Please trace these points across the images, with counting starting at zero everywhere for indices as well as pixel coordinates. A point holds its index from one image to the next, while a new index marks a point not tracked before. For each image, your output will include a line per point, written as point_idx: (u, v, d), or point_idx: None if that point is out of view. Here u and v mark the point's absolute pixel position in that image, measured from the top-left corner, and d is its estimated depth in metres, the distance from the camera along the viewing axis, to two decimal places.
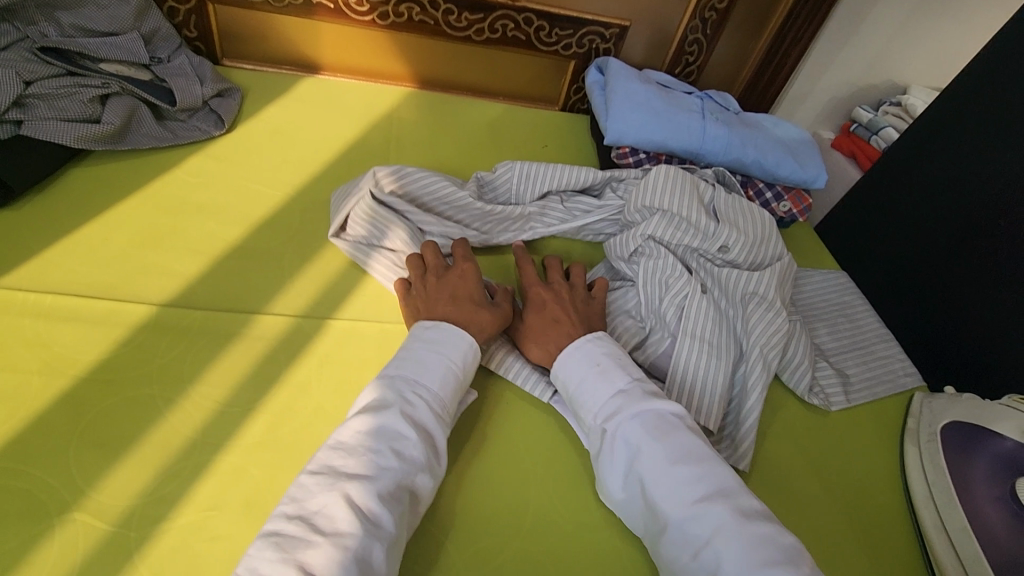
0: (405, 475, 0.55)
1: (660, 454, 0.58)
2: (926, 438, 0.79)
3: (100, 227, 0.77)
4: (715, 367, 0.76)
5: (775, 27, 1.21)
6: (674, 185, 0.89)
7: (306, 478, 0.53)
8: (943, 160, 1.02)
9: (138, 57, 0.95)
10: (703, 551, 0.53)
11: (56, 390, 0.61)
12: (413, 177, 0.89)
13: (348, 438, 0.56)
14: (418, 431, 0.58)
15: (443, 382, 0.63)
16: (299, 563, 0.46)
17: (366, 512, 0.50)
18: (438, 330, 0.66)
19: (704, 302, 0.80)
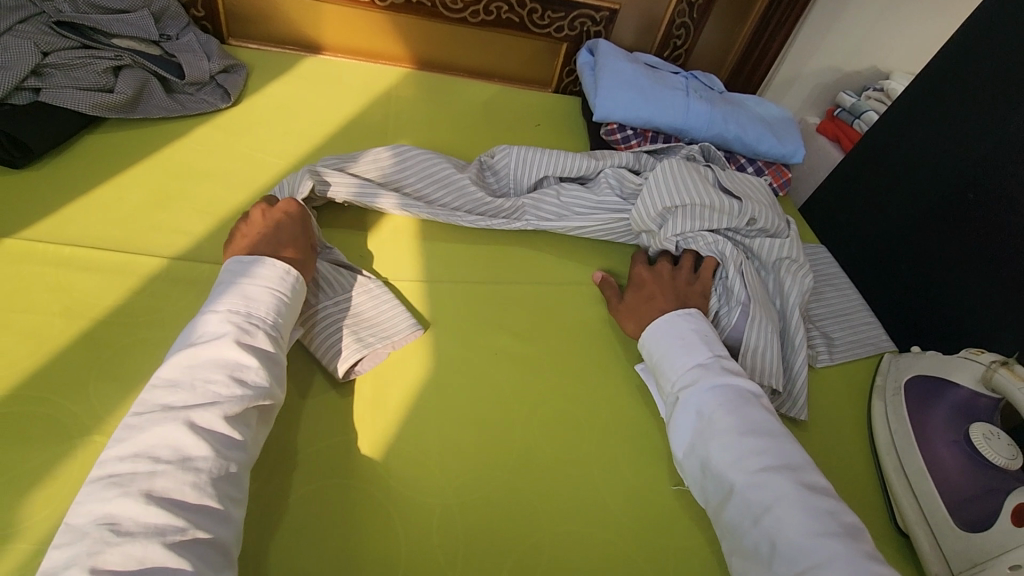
0: (252, 399, 0.58)
1: (728, 425, 0.65)
2: (891, 392, 0.84)
3: (113, 188, 0.81)
4: (772, 333, 0.80)
5: (759, 12, 1.26)
6: (680, 171, 0.92)
7: (134, 417, 0.54)
8: (919, 137, 1.06)
9: (148, 33, 1.00)
10: (763, 517, 0.58)
11: (76, 330, 0.65)
12: (414, 159, 0.95)
13: (174, 373, 0.57)
14: (257, 358, 0.61)
15: (274, 311, 0.66)
16: (148, 492, 0.48)
17: (212, 436, 0.54)
18: (265, 266, 0.69)
19: (746, 273, 0.85)
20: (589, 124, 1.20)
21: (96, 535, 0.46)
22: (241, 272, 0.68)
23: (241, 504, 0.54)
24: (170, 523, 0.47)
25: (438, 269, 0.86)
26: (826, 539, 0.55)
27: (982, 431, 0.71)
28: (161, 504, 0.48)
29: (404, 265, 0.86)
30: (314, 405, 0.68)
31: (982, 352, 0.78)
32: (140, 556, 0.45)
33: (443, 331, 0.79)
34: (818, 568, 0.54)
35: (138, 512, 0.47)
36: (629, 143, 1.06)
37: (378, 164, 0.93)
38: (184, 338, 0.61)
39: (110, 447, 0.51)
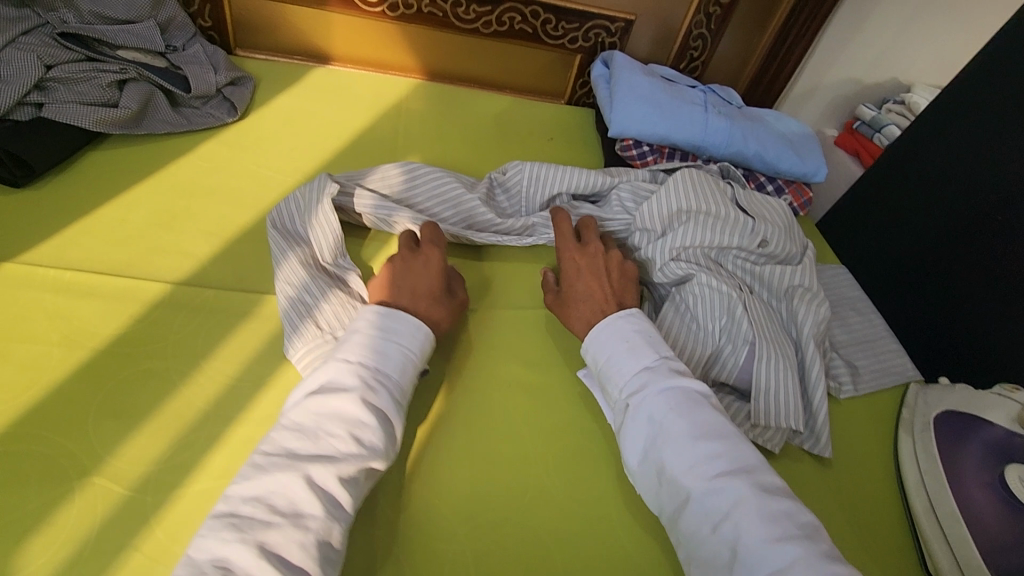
0: (364, 461, 0.56)
1: (682, 430, 0.62)
2: (920, 428, 0.81)
3: (116, 208, 0.79)
4: (784, 370, 0.77)
5: (778, 23, 1.23)
6: (699, 186, 0.89)
7: (261, 456, 0.54)
8: (944, 156, 1.03)
9: (154, 44, 0.97)
10: (722, 523, 0.55)
11: (75, 361, 0.63)
12: (425, 176, 0.93)
13: (304, 419, 0.57)
14: (380, 420, 0.59)
15: (400, 371, 0.64)
16: (259, 543, 0.48)
17: (326, 495, 0.53)
18: (398, 322, 0.67)
19: (751, 310, 0.80)
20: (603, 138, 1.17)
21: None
22: (374, 322, 0.66)
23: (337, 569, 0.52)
24: None
25: None
26: (787, 543, 0.53)
27: (1018, 473, 0.69)
28: (270, 559, 0.48)
29: None
30: None
31: (1017, 389, 0.77)
32: None
33: (454, 361, 0.76)
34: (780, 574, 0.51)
35: (246, 560, 0.47)
36: (645, 159, 1.03)
37: (387, 178, 0.91)
38: (311, 379, 0.62)
39: (235, 483, 0.52)
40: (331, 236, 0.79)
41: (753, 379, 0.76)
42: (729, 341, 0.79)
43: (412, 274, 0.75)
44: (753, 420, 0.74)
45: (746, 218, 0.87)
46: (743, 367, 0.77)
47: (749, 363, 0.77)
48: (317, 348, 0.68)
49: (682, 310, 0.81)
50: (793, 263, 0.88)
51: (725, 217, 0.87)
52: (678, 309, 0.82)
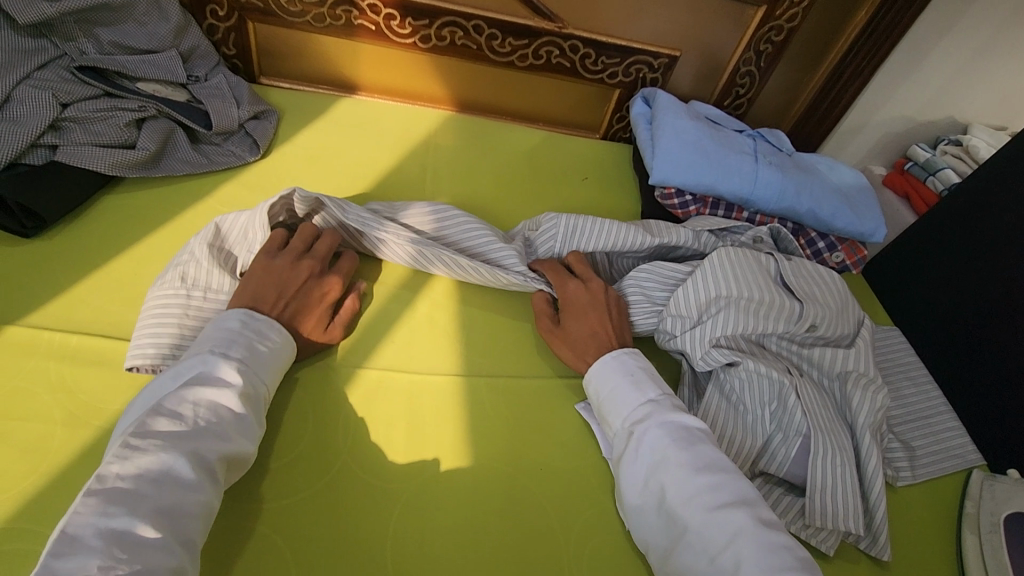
0: (241, 442, 0.56)
1: (681, 462, 0.62)
2: (986, 527, 0.75)
3: (129, 260, 0.74)
4: (843, 470, 0.71)
5: (833, 61, 1.16)
6: (737, 267, 0.81)
7: (131, 437, 0.51)
8: (1012, 216, 0.95)
9: (176, 76, 0.93)
10: (720, 556, 0.55)
11: (79, 441, 0.59)
12: (452, 217, 0.87)
13: (175, 403, 0.55)
14: (253, 413, 0.59)
15: (272, 369, 0.64)
16: (138, 523, 0.46)
17: (199, 481, 0.52)
18: (275, 331, 0.66)
19: (806, 397, 0.75)
20: (641, 180, 1.10)
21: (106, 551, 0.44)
22: (251, 321, 0.65)
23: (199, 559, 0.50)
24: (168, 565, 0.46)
25: (477, 358, 0.78)
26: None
27: None
28: (153, 538, 0.46)
29: (437, 352, 0.77)
30: (334, 530, 0.60)
31: None
32: None
33: (481, 439, 0.70)
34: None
35: (140, 529, 0.46)
36: (687, 209, 0.97)
37: (415, 223, 0.86)
38: (184, 364, 0.58)
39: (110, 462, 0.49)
40: (259, 220, 0.74)
41: (807, 477, 0.71)
42: (780, 430, 0.74)
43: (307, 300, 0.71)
44: (806, 520, 0.70)
45: (794, 300, 0.81)
46: (795, 461, 0.72)
47: (802, 457, 0.72)
48: (163, 301, 0.67)
49: (727, 396, 0.77)
50: (845, 344, 0.82)
51: (771, 302, 0.80)
52: (722, 394, 0.77)
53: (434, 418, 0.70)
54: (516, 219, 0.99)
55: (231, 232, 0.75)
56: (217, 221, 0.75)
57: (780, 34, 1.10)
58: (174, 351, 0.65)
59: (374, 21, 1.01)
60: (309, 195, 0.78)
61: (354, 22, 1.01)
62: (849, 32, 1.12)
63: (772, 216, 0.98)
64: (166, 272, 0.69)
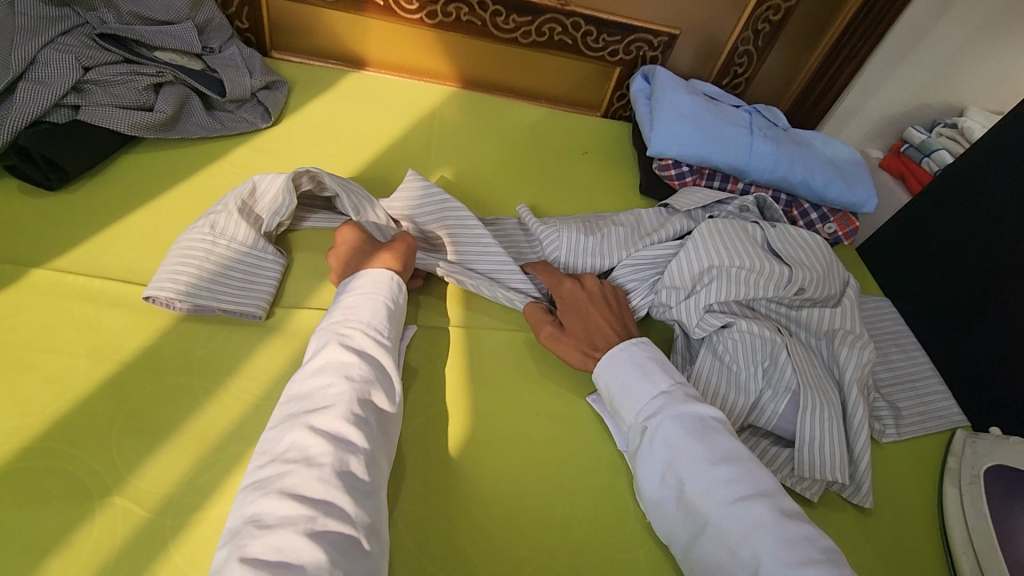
0: (362, 393, 0.59)
1: (699, 454, 0.62)
2: (967, 480, 0.77)
3: (147, 213, 0.78)
4: (831, 425, 0.74)
5: (829, 42, 1.19)
6: (723, 238, 0.84)
7: (270, 431, 0.56)
8: (1001, 188, 0.97)
9: (191, 46, 0.97)
10: (740, 548, 0.56)
11: (101, 373, 0.62)
12: (434, 202, 0.87)
13: (298, 388, 0.60)
14: (362, 357, 0.62)
15: (375, 312, 0.67)
16: (279, 489, 0.50)
17: (332, 434, 0.55)
18: (360, 279, 0.70)
19: (796, 355, 0.77)
20: (639, 154, 1.13)
21: (244, 532, 0.47)
22: (342, 290, 0.70)
23: (372, 493, 0.54)
24: (300, 514, 0.48)
25: (478, 313, 0.81)
26: (809, 568, 0.53)
27: None
28: (295, 499, 0.49)
29: (439, 308, 0.81)
30: None
31: None
32: (277, 544, 0.46)
33: (480, 386, 0.74)
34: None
35: (275, 506, 0.49)
36: (684, 180, 1.00)
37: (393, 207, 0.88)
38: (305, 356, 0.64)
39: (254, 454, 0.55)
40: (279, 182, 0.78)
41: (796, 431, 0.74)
42: (770, 386, 0.77)
43: (368, 258, 0.74)
44: (795, 471, 0.73)
45: (782, 266, 0.82)
46: (783, 415, 0.75)
47: (791, 412, 0.75)
48: (189, 244, 0.71)
49: (720, 355, 0.78)
50: (831, 304, 0.85)
51: (761, 269, 0.81)
52: (715, 355, 0.79)
53: (436, 366, 0.74)
54: (517, 189, 1.03)
55: (259, 190, 0.78)
56: (255, 180, 0.79)
57: (778, 14, 1.13)
58: (189, 289, 0.68)
59: None
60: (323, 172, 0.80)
61: None
62: (845, 12, 1.15)
63: (767, 186, 1.01)
64: (202, 218, 0.74)
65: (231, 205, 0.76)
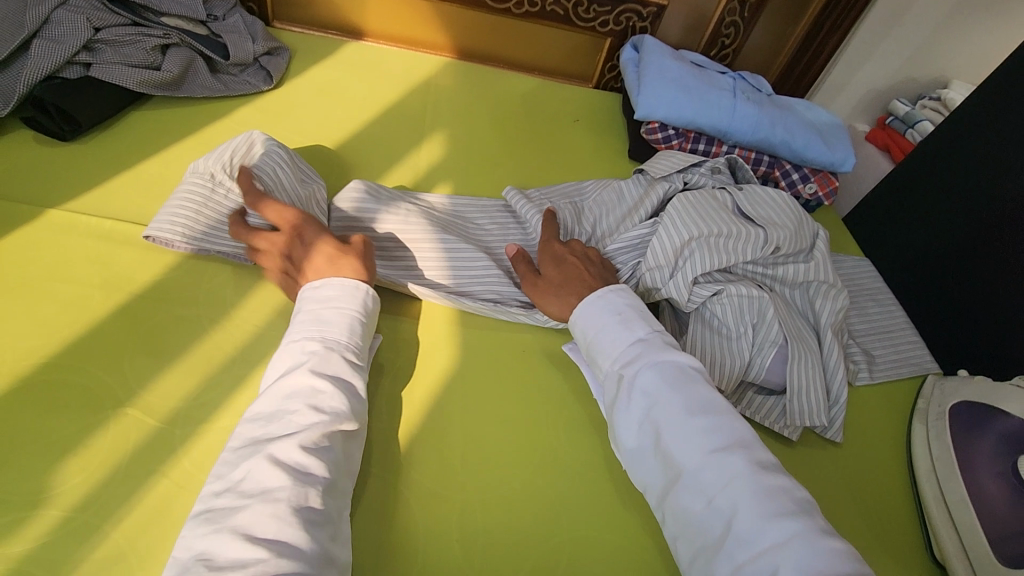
0: (331, 425, 0.57)
1: (676, 405, 0.61)
2: (933, 416, 0.81)
3: (156, 165, 0.83)
4: (813, 369, 0.77)
5: (813, 13, 1.23)
6: (697, 208, 0.83)
7: (228, 453, 0.55)
8: (978, 148, 1.01)
9: (196, 12, 1.01)
10: (717, 498, 0.56)
11: (113, 303, 0.66)
12: (382, 204, 0.82)
13: (264, 409, 0.58)
14: (334, 385, 0.60)
15: (350, 333, 0.65)
16: (233, 527, 0.49)
17: (293, 467, 0.53)
18: (331, 286, 0.66)
19: (780, 309, 0.79)
20: (628, 122, 1.17)
21: (194, 571, 0.46)
22: (307, 291, 0.66)
23: (326, 527, 0.52)
24: (252, 555, 0.47)
25: None
26: (785, 518, 0.53)
27: None
28: (248, 539, 0.48)
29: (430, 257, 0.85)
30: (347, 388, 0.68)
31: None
32: None
33: (469, 330, 0.78)
34: (778, 547, 0.51)
35: (227, 546, 0.48)
36: (670, 142, 1.04)
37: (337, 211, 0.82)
38: (273, 369, 0.62)
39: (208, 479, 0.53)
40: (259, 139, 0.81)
41: (787, 381, 0.76)
42: (756, 345, 0.77)
43: (325, 252, 0.69)
44: (787, 418, 0.75)
45: (756, 228, 0.82)
46: (770, 368, 0.77)
47: (779, 364, 0.77)
48: (188, 189, 0.75)
49: (709, 322, 0.79)
50: (802, 259, 0.84)
51: (735, 233, 0.81)
52: (706, 323, 0.79)
53: (428, 313, 0.79)
54: (508, 152, 1.07)
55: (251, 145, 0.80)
56: (252, 137, 0.81)
57: None
58: (188, 231, 0.72)
59: None
60: (284, 152, 0.80)
61: None
62: None
63: (750, 148, 1.05)
64: (200, 164, 0.78)
65: (225, 156, 0.78)
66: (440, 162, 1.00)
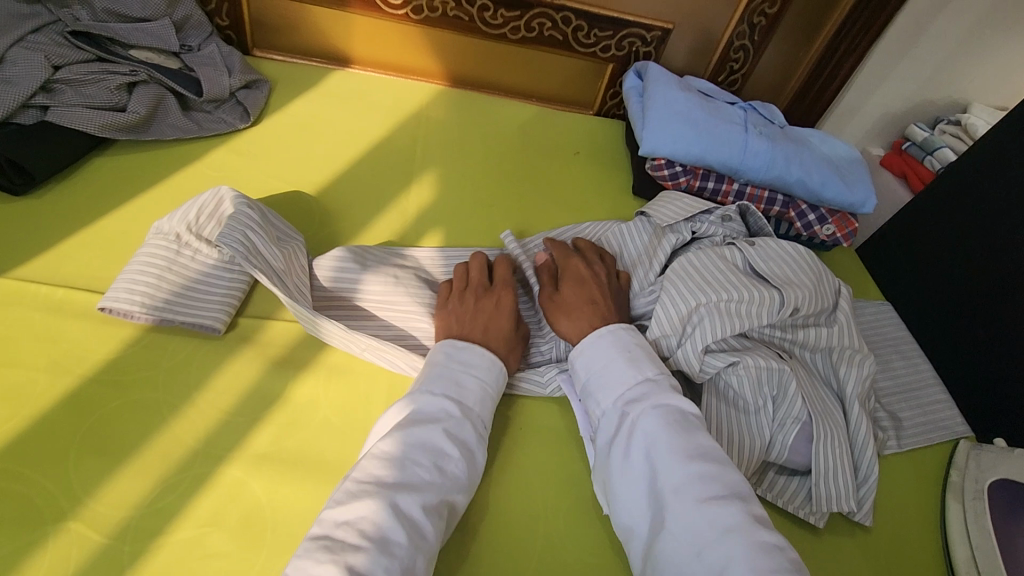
0: (447, 493, 0.55)
1: (674, 447, 0.59)
2: (970, 495, 0.75)
3: (117, 219, 0.75)
4: (840, 447, 0.70)
5: (828, 36, 1.15)
6: (704, 271, 0.77)
7: (350, 483, 0.53)
8: (1006, 186, 0.93)
9: (168, 44, 0.94)
10: (708, 552, 0.51)
11: (61, 389, 0.60)
12: (365, 264, 0.77)
13: (392, 448, 0.56)
14: (462, 451, 0.58)
15: (480, 403, 0.63)
16: (347, 564, 0.47)
17: (409, 522, 0.51)
18: (472, 351, 0.66)
19: (802, 381, 0.72)
20: (632, 155, 1.10)
21: None
22: (453, 351, 0.66)
23: None
24: None
25: None
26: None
27: None
28: None
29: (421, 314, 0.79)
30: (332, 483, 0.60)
31: None
32: None
33: None
34: None
35: None
36: (677, 181, 0.97)
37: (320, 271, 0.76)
38: (402, 404, 0.61)
39: (329, 508, 0.51)
40: (228, 196, 0.74)
41: (812, 463, 0.69)
42: (777, 422, 0.71)
43: (485, 313, 0.72)
44: (814, 505, 0.69)
45: (770, 289, 0.75)
46: (794, 448, 0.70)
47: (804, 444, 0.70)
48: (151, 251, 0.69)
49: (727, 397, 0.72)
50: (824, 320, 0.78)
51: (749, 296, 0.74)
52: (722, 396, 0.72)
53: None
54: (503, 189, 1.00)
55: (220, 202, 0.74)
56: (221, 192, 0.74)
57: (774, 7, 1.09)
58: (148, 300, 0.66)
59: None
60: (254, 208, 0.73)
61: None
62: (844, 5, 1.11)
63: (763, 187, 0.98)
64: (163, 223, 0.71)
65: (191, 214, 0.72)
66: (430, 205, 0.93)
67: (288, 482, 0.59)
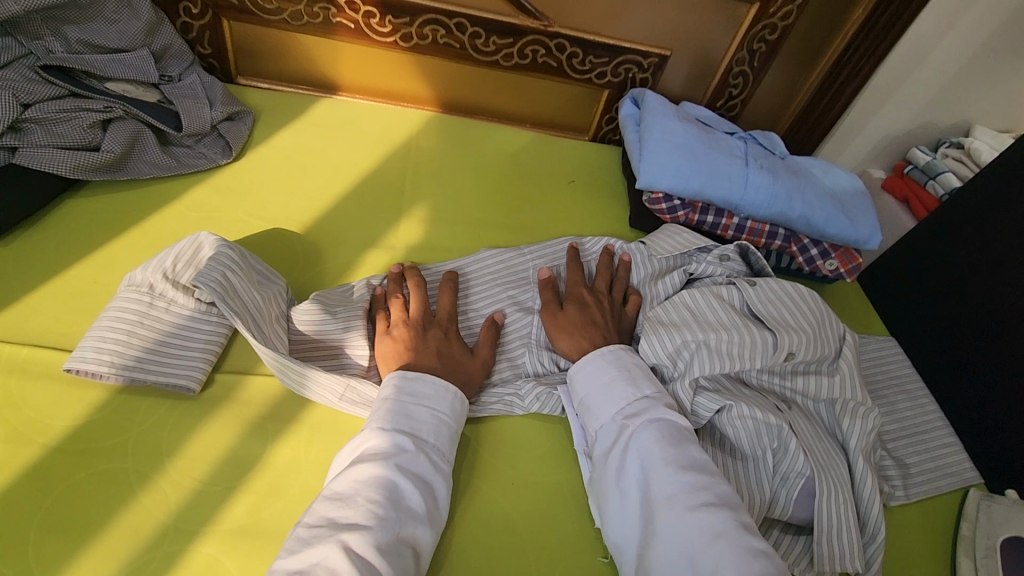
0: (402, 527, 0.54)
1: (666, 461, 0.59)
2: (982, 552, 0.72)
3: (89, 267, 0.72)
4: (845, 503, 0.66)
5: (829, 61, 1.12)
6: (700, 313, 0.75)
7: (304, 528, 0.52)
8: (1012, 219, 0.90)
9: (147, 75, 0.90)
10: (700, 558, 0.52)
11: (23, 460, 0.56)
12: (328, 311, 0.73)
13: (345, 487, 0.56)
14: (421, 484, 0.58)
15: (436, 434, 0.62)
16: None
17: (365, 563, 0.50)
18: (424, 381, 0.65)
19: (802, 433, 0.69)
20: (630, 184, 1.06)
21: None
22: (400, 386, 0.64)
23: None
24: None
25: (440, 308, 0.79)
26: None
27: None
28: None
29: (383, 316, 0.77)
30: None
31: None
32: None
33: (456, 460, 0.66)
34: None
35: None
36: (675, 214, 0.95)
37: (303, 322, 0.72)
38: (358, 437, 0.60)
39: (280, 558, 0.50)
40: (207, 243, 0.70)
41: (813, 520, 0.66)
42: (776, 477, 0.68)
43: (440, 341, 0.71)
44: (816, 567, 0.65)
45: (765, 332, 0.72)
46: (796, 503, 0.67)
47: (806, 500, 0.67)
48: (122, 304, 0.65)
49: (726, 450, 0.70)
50: (826, 367, 0.74)
51: (743, 337, 0.72)
52: (718, 446, 0.71)
53: None
54: (496, 220, 0.97)
55: (199, 247, 0.70)
56: (199, 239, 0.71)
57: (774, 33, 1.06)
58: (116, 359, 0.62)
59: (353, 19, 0.98)
60: (233, 250, 0.69)
61: (333, 19, 0.98)
62: (846, 30, 1.08)
63: (764, 220, 0.95)
64: (136, 273, 0.68)
65: (168, 262, 0.68)
66: (420, 240, 0.90)
67: (263, 560, 0.55)
